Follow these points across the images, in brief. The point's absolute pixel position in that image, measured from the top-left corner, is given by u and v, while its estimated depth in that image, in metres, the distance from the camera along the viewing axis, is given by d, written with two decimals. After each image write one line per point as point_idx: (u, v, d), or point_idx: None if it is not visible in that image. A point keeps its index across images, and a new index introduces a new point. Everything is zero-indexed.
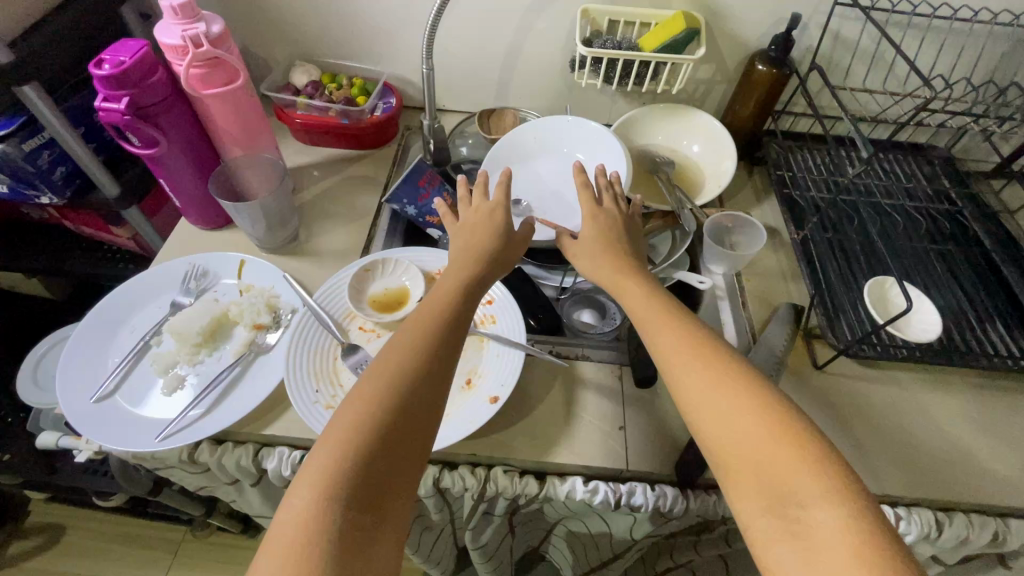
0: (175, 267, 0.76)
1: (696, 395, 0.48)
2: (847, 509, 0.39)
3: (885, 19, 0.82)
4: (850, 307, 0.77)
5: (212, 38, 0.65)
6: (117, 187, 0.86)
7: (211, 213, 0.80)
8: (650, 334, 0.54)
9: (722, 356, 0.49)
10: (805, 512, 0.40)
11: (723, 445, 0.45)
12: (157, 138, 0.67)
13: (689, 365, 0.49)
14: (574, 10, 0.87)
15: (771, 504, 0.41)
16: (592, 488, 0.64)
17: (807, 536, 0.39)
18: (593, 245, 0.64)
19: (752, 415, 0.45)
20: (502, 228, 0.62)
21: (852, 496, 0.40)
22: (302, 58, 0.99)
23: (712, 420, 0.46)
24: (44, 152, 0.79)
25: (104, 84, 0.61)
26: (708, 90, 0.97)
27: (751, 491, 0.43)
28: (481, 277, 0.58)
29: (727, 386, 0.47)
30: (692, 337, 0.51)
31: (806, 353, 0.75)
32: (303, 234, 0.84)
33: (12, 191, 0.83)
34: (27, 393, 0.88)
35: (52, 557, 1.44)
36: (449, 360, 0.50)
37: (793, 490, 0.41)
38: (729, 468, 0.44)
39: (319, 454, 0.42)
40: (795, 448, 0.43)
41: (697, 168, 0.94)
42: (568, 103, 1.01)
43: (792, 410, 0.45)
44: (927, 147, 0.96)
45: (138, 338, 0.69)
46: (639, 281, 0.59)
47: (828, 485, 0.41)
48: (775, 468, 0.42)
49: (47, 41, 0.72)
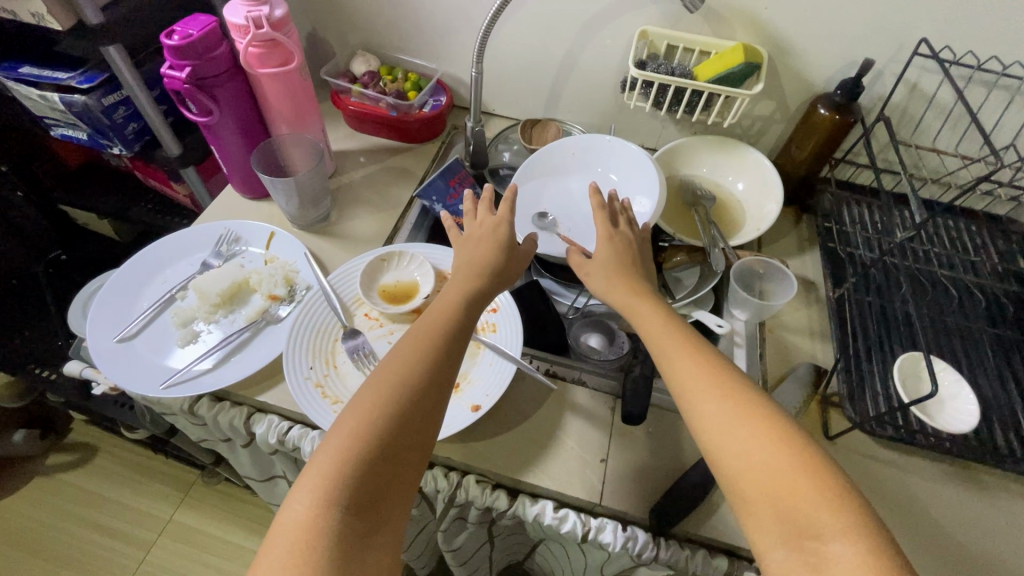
0: (213, 230, 0.81)
1: (713, 428, 0.45)
2: (866, 543, 0.37)
3: (968, 77, 0.75)
4: (878, 380, 0.71)
5: (274, 21, 0.69)
6: (178, 148, 0.93)
7: (254, 184, 0.85)
8: (665, 360, 0.51)
9: (743, 386, 0.47)
10: (824, 545, 0.38)
11: (741, 479, 0.42)
12: (212, 108, 0.72)
13: (706, 393, 0.47)
14: (632, 31, 0.85)
15: (789, 536, 0.39)
16: (561, 516, 0.62)
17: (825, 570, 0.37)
18: (616, 268, 0.62)
19: (768, 445, 0.43)
20: (508, 241, 0.62)
21: (872, 529, 0.38)
22: (365, 48, 1.03)
23: (731, 452, 0.43)
24: (121, 108, 0.86)
25: (172, 54, 0.66)
26: (764, 128, 0.93)
27: (769, 525, 0.40)
28: (487, 288, 0.58)
29: (747, 414, 0.45)
30: (709, 364, 0.49)
31: (819, 419, 0.70)
32: (334, 216, 0.87)
33: (90, 140, 0.91)
34: (74, 323, 0.96)
35: (80, 474, 1.57)
36: (451, 365, 0.50)
37: (812, 523, 0.39)
38: (747, 501, 0.42)
39: (321, 459, 0.43)
40: (818, 480, 0.40)
41: (739, 207, 0.90)
42: (616, 123, 0.99)
43: (811, 440, 0.43)
44: (1005, 220, 0.87)
45: (167, 290, 0.74)
46: (654, 302, 0.57)
47: (848, 519, 0.38)
48: (794, 499, 0.40)
49: (137, 8, 0.79)
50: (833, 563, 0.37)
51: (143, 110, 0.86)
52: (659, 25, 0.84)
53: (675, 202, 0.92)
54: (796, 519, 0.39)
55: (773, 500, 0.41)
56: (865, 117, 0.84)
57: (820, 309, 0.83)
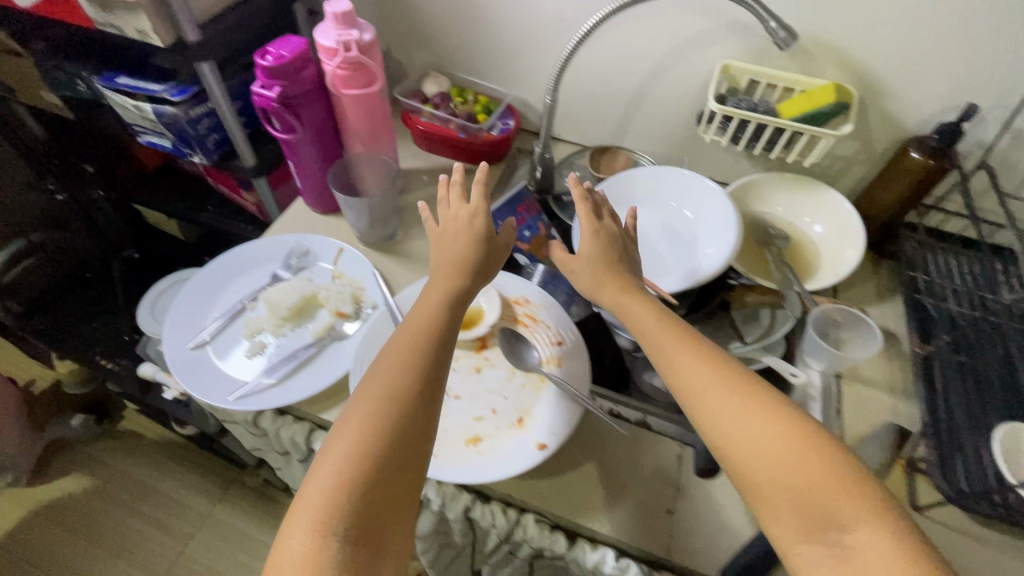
0: (284, 242, 0.83)
1: (725, 428, 0.45)
2: (889, 528, 0.39)
3: None
4: (971, 450, 0.64)
5: (362, 45, 0.70)
6: (254, 159, 0.96)
7: (325, 199, 0.86)
8: (664, 359, 0.51)
9: (745, 379, 0.47)
10: (848, 535, 0.39)
11: (759, 480, 0.42)
12: (295, 125, 0.74)
13: (712, 389, 0.47)
14: (713, 64, 0.84)
15: (812, 529, 0.40)
16: (622, 567, 0.59)
17: (854, 560, 0.38)
18: (603, 262, 0.61)
19: (780, 436, 0.43)
20: (486, 236, 0.61)
21: (890, 514, 0.39)
22: (437, 69, 1.04)
23: (748, 449, 0.43)
24: (206, 119, 0.89)
25: (264, 73, 0.68)
26: (845, 168, 0.89)
27: (792, 521, 0.41)
28: (466, 287, 0.58)
29: (757, 407, 0.45)
30: (709, 358, 0.49)
31: (903, 486, 0.65)
32: (399, 234, 0.87)
33: (174, 147, 0.95)
34: (147, 324, 1.01)
35: (127, 462, 1.62)
36: (434, 368, 0.51)
37: (835, 514, 0.40)
38: (767, 499, 0.42)
39: (315, 488, 0.42)
40: (833, 470, 0.41)
41: (815, 249, 0.86)
42: (686, 154, 0.97)
43: (819, 428, 0.44)
44: None
45: (239, 300, 0.76)
46: (643, 297, 0.57)
47: (867, 507, 0.40)
48: (817, 494, 0.41)
49: (231, 26, 0.82)
50: (859, 551, 0.38)
51: (226, 123, 0.89)
52: (742, 59, 0.82)
53: (746, 240, 0.89)
54: (820, 510, 0.40)
55: (800, 496, 0.41)
56: (961, 164, 0.80)
57: (903, 364, 0.78)
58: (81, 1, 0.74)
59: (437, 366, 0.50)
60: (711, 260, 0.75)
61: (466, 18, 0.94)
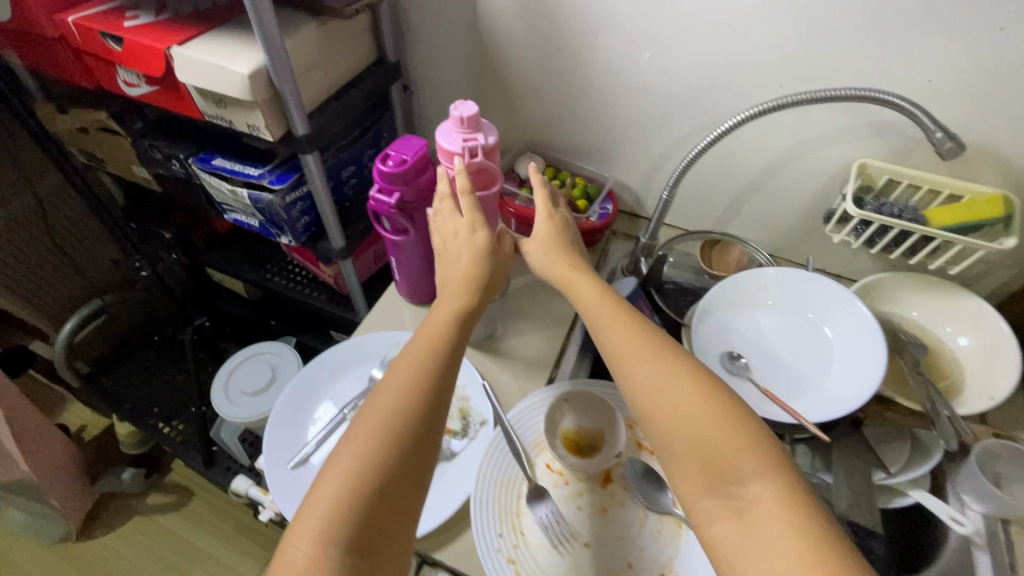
0: (381, 340, 0.78)
1: (656, 406, 0.48)
2: (779, 482, 0.42)
3: None
4: None
5: (487, 149, 0.66)
6: (341, 241, 0.92)
7: (423, 292, 0.82)
8: (607, 338, 0.54)
9: (673, 353, 0.50)
10: (744, 489, 0.42)
11: (683, 448, 0.46)
12: (408, 228, 0.70)
13: (641, 362, 0.50)
14: (846, 160, 0.77)
15: (715, 486, 0.43)
16: None
17: (746, 513, 0.42)
18: (555, 245, 0.63)
19: (701, 406, 0.46)
20: (488, 248, 0.60)
21: (783, 469, 0.43)
22: (530, 147, 1.00)
23: (671, 421, 0.47)
24: (299, 204, 0.86)
25: (384, 179, 0.65)
26: (989, 272, 0.81)
27: (693, 477, 0.44)
28: (474, 306, 0.57)
29: (622, 363, 0.51)
30: (649, 337, 0.52)
31: None
32: (498, 331, 0.82)
33: (261, 227, 0.92)
34: (224, 407, 0.97)
35: (175, 519, 1.58)
36: (439, 382, 0.51)
37: (731, 468, 0.43)
38: (681, 465, 0.45)
39: (314, 504, 0.44)
40: (741, 434, 0.45)
41: (957, 364, 0.77)
42: (800, 245, 0.90)
43: (729, 393, 0.48)
44: None
45: (338, 409, 0.71)
46: (592, 279, 0.59)
47: (767, 461, 0.43)
48: (722, 456, 0.44)
49: (335, 115, 0.80)
50: (754, 504, 0.42)
51: (320, 207, 0.86)
52: (880, 158, 0.75)
53: None
54: (720, 465, 0.44)
55: (702, 453, 0.45)
56: None
57: None
58: (193, 95, 0.71)
59: (438, 376, 0.51)
60: (860, 388, 0.67)
61: (568, 100, 0.90)
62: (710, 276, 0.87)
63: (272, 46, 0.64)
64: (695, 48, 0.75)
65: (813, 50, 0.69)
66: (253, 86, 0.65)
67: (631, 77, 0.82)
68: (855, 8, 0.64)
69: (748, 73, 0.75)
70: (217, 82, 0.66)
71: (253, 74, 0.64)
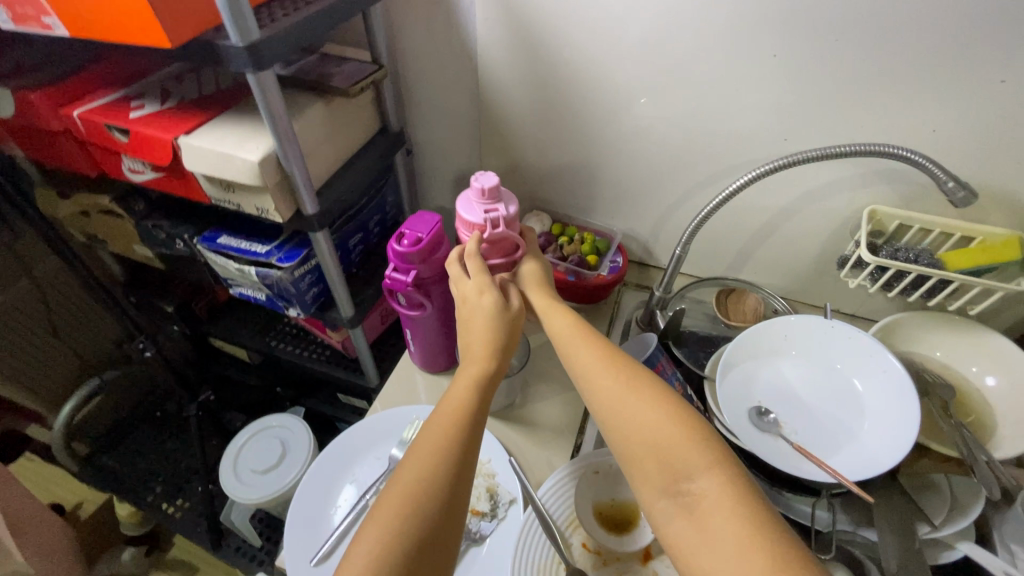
0: (399, 415, 0.76)
1: (613, 411, 0.51)
2: (723, 473, 0.44)
3: None
4: None
5: (508, 219, 0.66)
6: (351, 309, 0.91)
7: (439, 361, 0.80)
8: (571, 356, 0.57)
9: (626, 364, 0.54)
10: (693, 484, 0.45)
11: (637, 446, 0.48)
12: (424, 303, 0.69)
13: (599, 375, 0.54)
14: (854, 207, 0.78)
15: (668, 485, 0.46)
16: None
17: (699, 511, 0.43)
18: (535, 283, 0.66)
19: (660, 419, 0.48)
20: (500, 308, 0.59)
21: (729, 460, 0.46)
22: (535, 202, 1.00)
23: (623, 422, 0.50)
24: (308, 276, 0.85)
25: (399, 257, 0.64)
26: (1006, 308, 0.81)
27: (653, 480, 0.46)
28: (490, 375, 0.55)
29: (593, 383, 0.54)
30: (604, 352, 0.55)
31: None
32: (518, 397, 0.80)
33: (268, 300, 0.90)
34: (233, 489, 0.95)
35: None
36: (467, 457, 0.48)
37: (683, 467, 0.46)
38: (639, 468, 0.48)
39: None
40: (688, 430, 0.47)
41: (986, 405, 0.76)
42: (813, 288, 0.90)
43: (677, 397, 0.51)
44: None
45: (359, 494, 0.68)
46: (562, 309, 0.62)
47: (711, 455, 0.46)
48: (675, 454, 0.46)
49: (343, 188, 0.79)
50: (703, 498, 0.44)
51: (330, 279, 0.85)
52: (890, 203, 0.76)
53: None
54: (671, 465, 0.46)
55: (658, 457, 0.47)
56: None
57: None
58: (202, 181, 0.71)
59: (467, 447, 0.48)
60: (897, 443, 0.65)
61: (574, 158, 0.91)
62: (729, 326, 0.87)
63: (285, 133, 0.64)
64: (700, 107, 0.76)
65: (815, 105, 0.70)
66: (265, 172, 0.65)
67: (637, 135, 0.83)
68: (853, 67, 0.66)
69: (754, 129, 0.76)
70: (227, 170, 0.65)
71: (265, 161, 0.64)
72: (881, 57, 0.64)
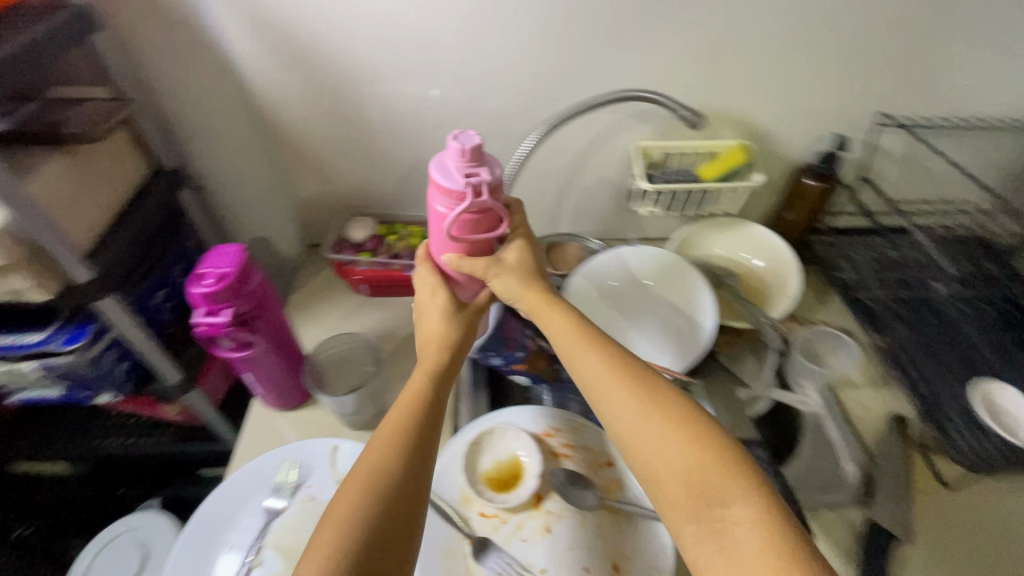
0: (265, 464, 0.70)
1: (629, 429, 0.51)
2: (759, 503, 0.43)
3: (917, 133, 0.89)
4: (958, 418, 0.74)
5: (493, 186, 0.55)
6: (179, 373, 0.80)
7: (289, 396, 0.76)
8: (575, 367, 0.57)
9: (650, 382, 0.53)
10: (726, 510, 0.44)
11: (656, 468, 0.48)
12: (251, 340, 0.64)
13: (611, 388, 0.53)
14: (627, 147, 0.90)
15: (699, 508, 0.45)
16: None
17: (724, 535, 0.43)
18: (526, 275, 0.63)
19: (676, 446, 0.48)
20: (453, 307, 0.63)
21: (760, 489, 0.45)
22: (354, 210, 0.99)
23: (644, 447, 0.50)
24: (109, 353, 0.74)
25: (206, 300, 0.59)
26: (754, 202, 1.01)
27: (678, 500, 0.46)
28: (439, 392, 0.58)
29: (620, 393, 0.53)
30: (616, 361, 0.55)
31: (927, 471, 0.75)
32: (387, 402, 0.80)
33: (67, 393, 0.78)
34: None
35: None
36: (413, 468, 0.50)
37: (714, 492, 0.45)
38: (660, 484, 0.48)
39: None
40: (715, 456, 0.47)
41: (760, 280, 0.95)
42: (619, 224, 1.03)
43: (700, 414, 0.51)
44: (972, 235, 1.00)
45: (239, 560, 0.62)
46: (559, 306, 0.61)
47: (743, 484, 0.45)
48: (700, 479, 0.46)
49: (122, 244, 0.70)
50: (736, 527, 0.43)
51: (137, 348, 0.74)
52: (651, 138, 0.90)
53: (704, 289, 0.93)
54: (704, 491, 0.45)
55: (688, 482, 0.46)
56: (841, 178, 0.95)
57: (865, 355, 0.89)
58: None
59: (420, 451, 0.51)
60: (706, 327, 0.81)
61: (379, 156, 0.91)
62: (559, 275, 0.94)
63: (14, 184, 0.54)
64: (478, 86, 0.81)
65: (570, 67, 0.80)
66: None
67: (429, 123, 0.86)
68: (588, 28, 0.76)
69: (532, 96, 0.83)
70: None
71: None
72: (605, 17, 0.75)
